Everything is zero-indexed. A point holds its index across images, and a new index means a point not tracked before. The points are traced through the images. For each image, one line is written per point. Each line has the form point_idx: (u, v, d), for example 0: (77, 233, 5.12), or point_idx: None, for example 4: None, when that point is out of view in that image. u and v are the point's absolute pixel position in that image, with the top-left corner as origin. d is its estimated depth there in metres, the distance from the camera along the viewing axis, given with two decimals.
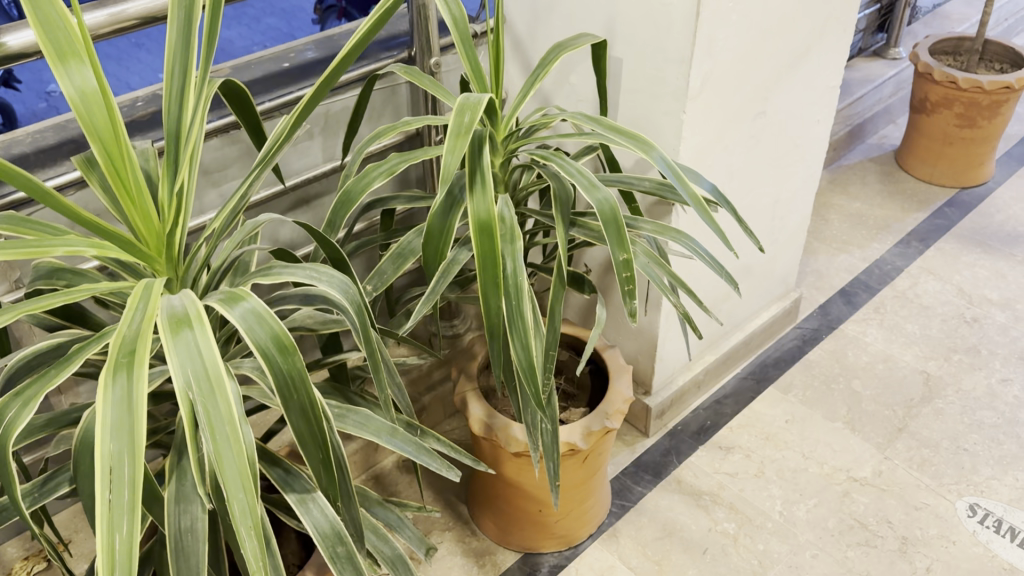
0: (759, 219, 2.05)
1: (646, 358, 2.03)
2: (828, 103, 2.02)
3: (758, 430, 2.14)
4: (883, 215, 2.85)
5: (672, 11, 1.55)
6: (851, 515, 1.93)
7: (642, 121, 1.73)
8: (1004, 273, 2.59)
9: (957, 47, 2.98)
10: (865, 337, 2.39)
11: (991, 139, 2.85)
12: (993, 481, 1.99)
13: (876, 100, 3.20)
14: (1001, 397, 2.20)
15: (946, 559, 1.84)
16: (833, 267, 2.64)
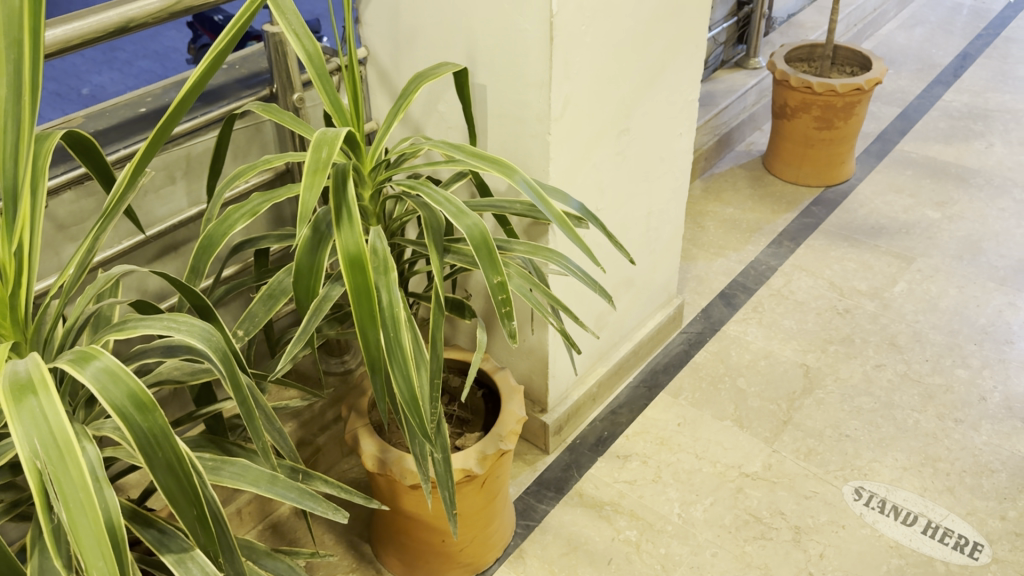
0: (634, 232, 2.11)
1: (539, 377, 2.05)
2: (689, 116, 2.10)
3: (653, 437, 2.18)
4: (755, 218, 2.97)
5: (527, 36, 1.58)
6: (745, 510, 1.99)
7: (511, 145, 1.76)
8: (871, 264, 2.73)
9: (811, 53, 3.15)
10: (746, 336, 2.48)
11: (849, 139, 3.02)
12: (874, 463, 2.09)
13: (741, 109, 3.35)
14: (876, 381, 2.31)
15: (837, 543, 1.92)
16: (712, 271, 2.74)
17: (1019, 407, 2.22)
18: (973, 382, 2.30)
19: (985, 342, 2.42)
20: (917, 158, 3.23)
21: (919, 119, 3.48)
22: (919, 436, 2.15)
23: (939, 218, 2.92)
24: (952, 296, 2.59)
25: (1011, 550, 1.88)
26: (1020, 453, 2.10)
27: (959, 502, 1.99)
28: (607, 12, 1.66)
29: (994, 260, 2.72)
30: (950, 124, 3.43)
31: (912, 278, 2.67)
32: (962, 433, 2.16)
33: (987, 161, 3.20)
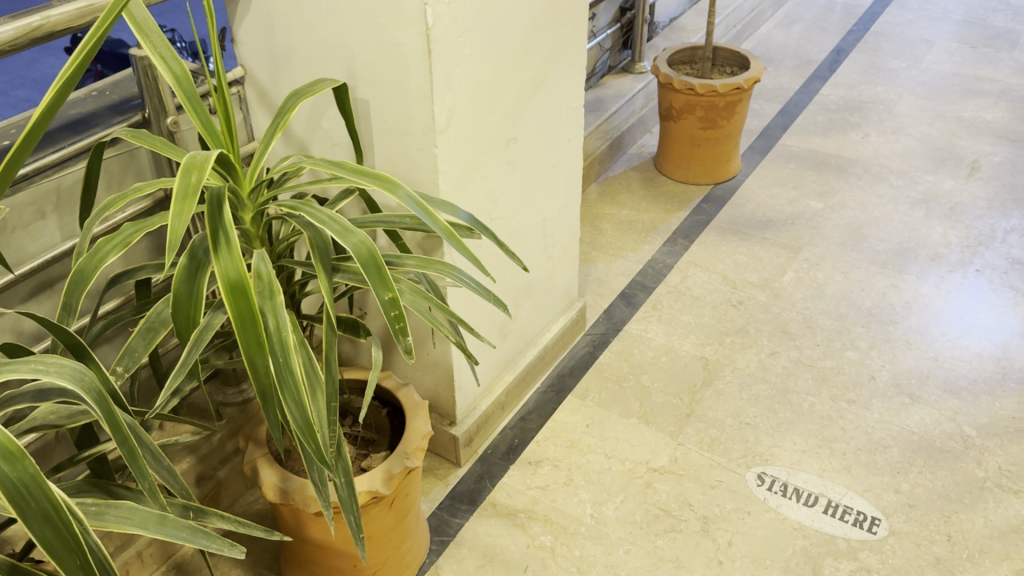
0: (529, 240, 2.12)
1: (446, 391, 2.02)
2: (576, 123, 2.14)
3: (562, 441, 2.20)
4: (650, 218, 3.04)
5: (405, 50, 1.56)
6: (655, 504, 2.03)
7: (397, 160, 1.73)
8: (761, 256, 2.83)
9: (692, 56, 3.25)
10: (647, 334, 2.53)
11: (733, 137, 3.12)
12: (774, 448, 2.16)
13: (630, 113, 3.42)
14: (771, 368, 2.40)
15: (743, 530, 1.97)
16: (612, 273, 2.78)
17: (906, 383, 2.33)
18: (862, 363, 2.40)
19: (871, 324, 2.53)
20: (799, 152, 3.37)
21: (799, 114, 3.63)
22: (815, 418, 2.24)
23: (822, 208, 3.05)
24: (838, 282, 2.70)
25: (906, 521, 1.97)
26: (908, 427, 2.20)
27: (856, 480, 2.07)
28: (485, 23, 1.65)
29: (875, 245, 2.86)
30: (828, 118, 3.59)
31: (800, 267, 2.77)
32: (855, 413, 2.25)
33: (863, 151, 3.36)
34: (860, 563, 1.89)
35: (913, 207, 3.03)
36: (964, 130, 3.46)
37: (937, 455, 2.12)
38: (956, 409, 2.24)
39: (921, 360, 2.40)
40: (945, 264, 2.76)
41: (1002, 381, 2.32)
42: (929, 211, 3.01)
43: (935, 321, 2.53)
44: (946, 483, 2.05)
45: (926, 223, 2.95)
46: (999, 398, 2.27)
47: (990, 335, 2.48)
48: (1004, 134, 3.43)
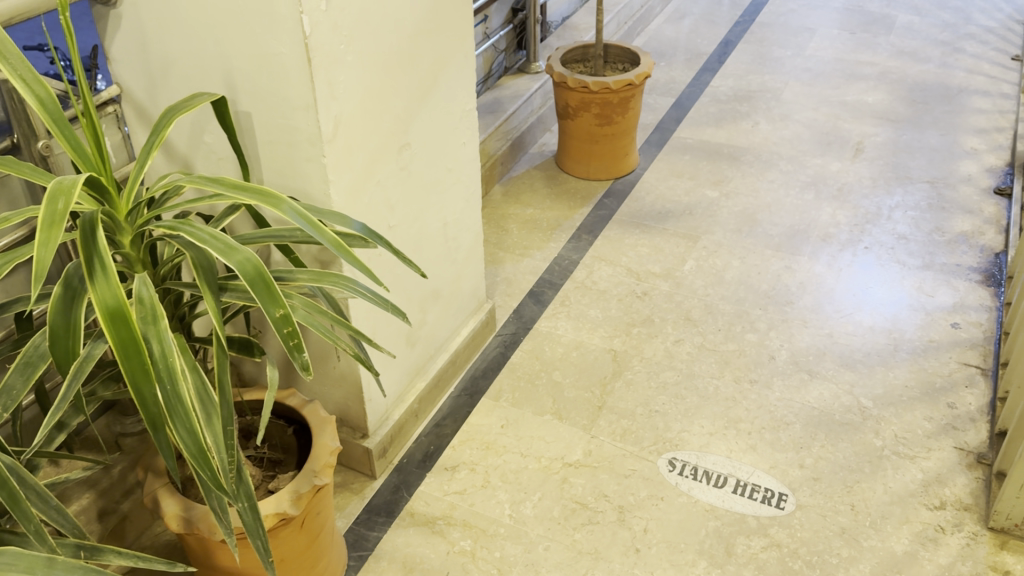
0: (431, 246, 2.07)
1: (355, 404, 1.98)
2: (471, 125, 2.09)
3: (477, 443, 2.19)
4: (554, 215, 3.07)
5: (283, 59, 1.53)
6: (572, 499, 2.04)
7: (285, 172, 1.69)
8: (662, 247, 2.89)
9: (585, 54, 3.30)
10: (557, 331, 2.55)
11: (629, 131, 3.18)
12: (683, 433, 2.21)
13: (529, 113, 3.44)
14: (677, 356, 2.45)
15: (658, 516, 1.99)
16: (519, 273, 2.80)
17: (804, 360, 2.42)
18: (762, 344, 2.48)
19: (769, 306, 2.62)
20: (693, 144, 3.46)
21: (691, 107, 3.73)
22: (720, 401, 2.30)
23: (717, 196, 3.14)
24: (735, 267, 2.79)
25: (812, 494, 2.02)
26: (809, 403, 2.28)
27: (762, 458, 2.13)
28: (368, 29, 1.62)
29: (768, 229, 2.96)
30: (719, 109, 3.70)
31: (699, 255, 2.85)
32: (758, 392, 2.32)
33: (754, 139, 3.47)
34: (771, 538, 1.93)
35: (803, 190, 3.15)
36: (848, 113, 3.61)
37: (837, 428, 2.19)
38: (853, 382, 2.33)
39: (817, 337, 2.49)
40: (835, 244, 2.87)
41: (894, 352, 2.43)
42: (818, 193, 3.13)
43: (829, 299, 2.63)
44: (848, 454, 2.12)
45: (815, 205, 3.07)
46: (891, 367, 2.37)
47: (881, 309, 2.59)
48: (884, 115, 3.59)
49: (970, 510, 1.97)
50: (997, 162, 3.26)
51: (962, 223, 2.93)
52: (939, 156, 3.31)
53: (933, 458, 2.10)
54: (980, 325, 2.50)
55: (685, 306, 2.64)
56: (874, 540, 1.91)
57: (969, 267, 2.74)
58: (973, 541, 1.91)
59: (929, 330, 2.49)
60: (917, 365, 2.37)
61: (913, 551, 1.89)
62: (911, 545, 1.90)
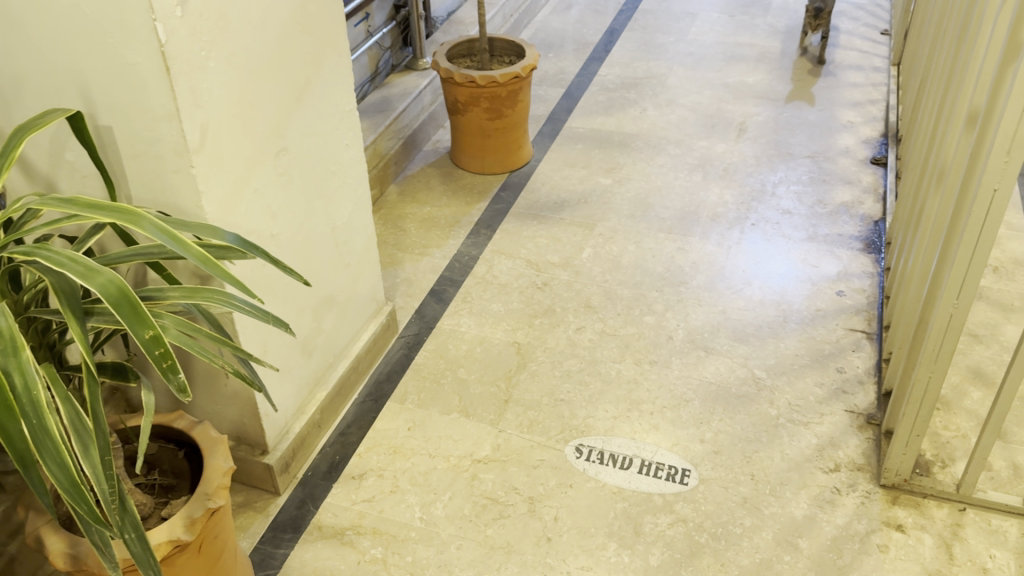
0: (320, 252, 2.02)
1: (252, 420, 1.92)
2: (352, 125, 2.05)
3: (384, 448, 2.15)
4: (451, 212, 3.05)
5: (140, 69, 1.46)
6: (482, 495, 2.03)
7: (154, 186, 1.62)
8: (559, 237, 2.91)
9: (470, 48, 3.28)
10: (460, 328, 2.53)
11: (520, 124, 3.18)
12: (589, 419, 2.23)
13: (420, 109, 3.41)
14: (579, 343, 2.47)
15: (567, 504, 2.00)
16: (419, 272, 2.77)
17: (700, 337, 2.48)
18: (660, 325, 2.53)
19: (665, 288, 2.67)
20: (585, 133, 3.50)
21: (581, 96, 3.77)
22: (622, 384, 2.33)
23: (610, 183, 3.18)
24: (631, 252, 2.83)
25: (714, 468, 2.07)
26: (707, 378, 2.34)
27: (665, 437, 2.17)
28: (230, 33, 1.57)
29: (660, 213, 3.02)
30: (608, 97, 3.75)
31: (596, 242, 2.88)
32: (658, 372, 2.37)
33: (643, 126, 3.53)
34: (677, 515, 1.96)
35: (692, 172, 3.23)
36: (731, 95, 3.72)
37: (734, 401, 2.26)
38: (747, 355, 2.40)
39: (711, 314, 2.56)
40: (724, 222, 2.95)
41: (784, 323, 2.51)
42: (706, 174, 3.21)
43: (722, 277, 2.71)
44: (745, 425, 2.19)
45: (703, 186, 3.15)
46: (782, 338, 2.46)
47: (771, 282, 2.67)
48: (765, 95, 3.71)
49: (863, 469, 2.05)
50: (872, 133, 3.40)
51: (842, 194, 3.06)
52: (818, 131, 3.44)
53: (826, 423, 2.18)
54: (863, 291, 2.61)
55: (595, 288, 2.68)
56: (775, 507, 1.97)
57: (850, 236, 2.86)
58: (867, 499, 1.98)
59: (816, 300, 2.59)
60: (807, 335, 2.46)
61: (812, 514, 1.95)
62: (810, 509, 1.96)
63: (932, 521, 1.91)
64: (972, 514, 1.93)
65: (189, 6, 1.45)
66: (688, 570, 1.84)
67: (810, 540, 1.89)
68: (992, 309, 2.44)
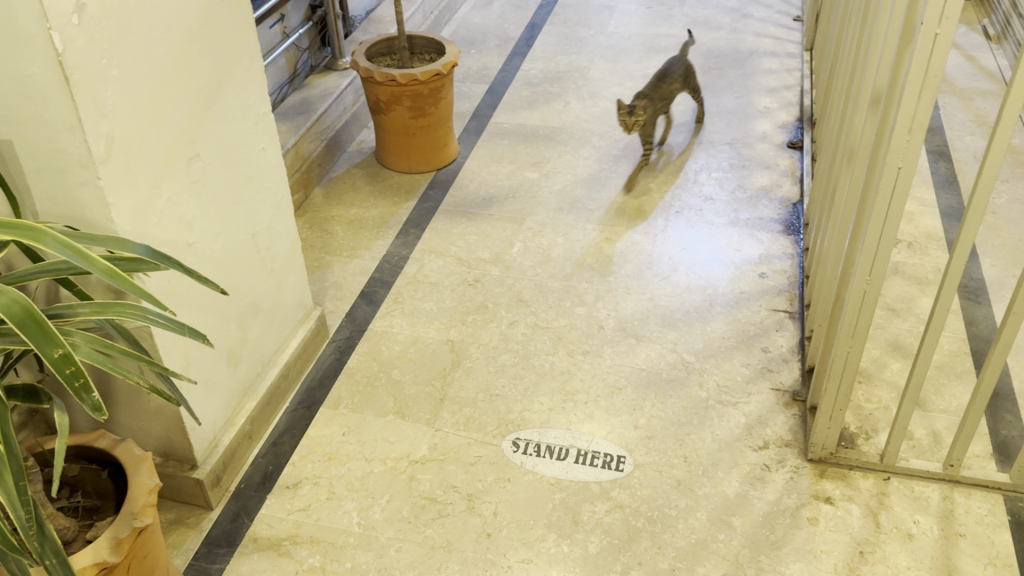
0: (240, 259, 1.99)
1: (178, 434, 1.88)
2: (267, 128, 2.01)
3: (319, 455, 2.13)
4: (378, 213, 3.02)
5: (37, 80, 1.41)
6: (420, 495, 2.02)
7: (61, 200, 1.56)
8: (489, 233, 2.92)
9: (390, 47, 3.25)
10: (392, 329, 2.51)
11: (444, 121, 3.17)
12: (525, 413, 2.23)
13: (342, 110, 3.37)
14: (512, 337, 2.48)
15: (505, 498, 2.01)
16: (348, 275, 2.74)
17: (630, 325, 2.51)
18: (591, 316, 2.55)
19: (595, 278, 2.70)
20: (510, 128, 3.51)
21: (505, 92, 3.77)
22: (556, 375, 2.35)
23: (537, 177, 3.20)
24: (560, 245, 2.85)
25: (648, 453, 2.11)
26: (638, 365, 2.37)
27: (600, 425, 2.20)
28: (132, 40, 1.53)
29: (588, 205, 3.04)
30: (531, 92, 3.76)
31: (525, 237, 2.89)
32: (591, 362, 2.39)
33: (567, 119, 3.56)
34: (614, 501, 1.99)
35: (616, 163, 3.27)
36: None
37: (665, 386, 2.30)
38: (676, 340, 2.45)
39: (640, 302, 2.60)
40: (649, 211, 3.00)
41: (711, 307, 2.56)
42: (630, 164, 3.25)
43: (649, 265, 2.75)
44: (677, 409, 2.23)
45: (628, 176, 3.19)
46: (709, 322, 2.51)
47: (697, 268, 2.73)
48: None
49: (791, 445, 2.11)
50: (788, 118, 3.50)
51: (761, 179, 3.14)
52: (737, 118, 3.51)
53: (753, 402, 2.23)
54: (784, 273, 2.68)
55: (488, 298, 2.63)
56: (708, 487, 2.01)
57: (770, 219, 2.93)
58: (796, 473, 2.03)
59: (740, 283, 2.65)
60: (732, 317, 2.52)
61: (744, 492, 2.00)
62: (741, 487, 2.01)
63: (859, 492, 1.97)
64: (896, 482, 2.00)
65: (86, 12, 1.41)
66: (627, 556, 1.87)
67: (743, 518, 1.94)
68: (908, 283, 2.53)
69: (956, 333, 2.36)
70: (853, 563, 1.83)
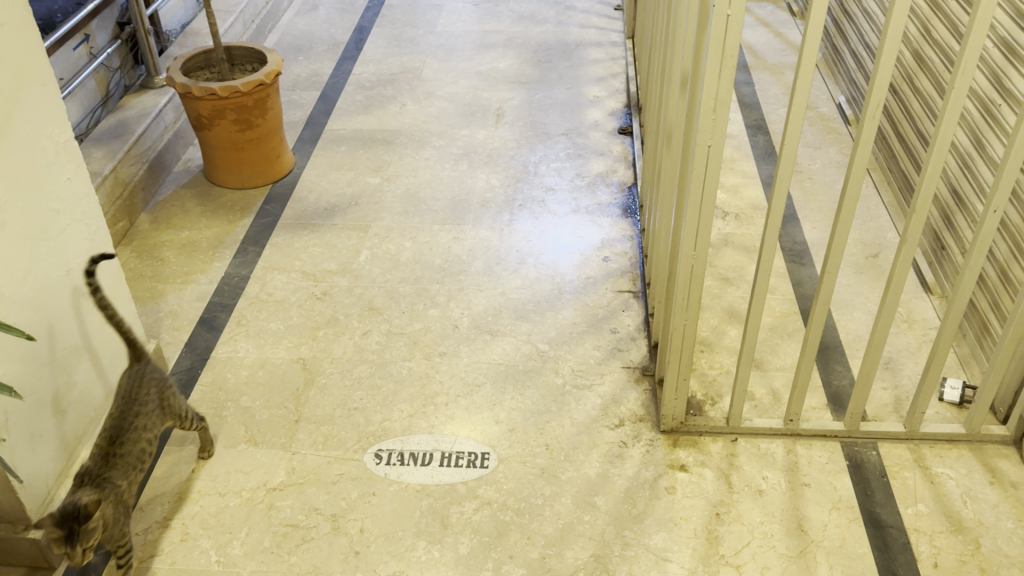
0: (56, 299, 1.85)
1: (5, 495, 1.74)
2: (71, 157, 1.88)
3: (168, 495, 2.02)
4: (213, 233, 2.90)
5: None
6: (282, 523, 1.95)
7: None
8: (333, 243, 2.85)
9: (207, 60, 3.12)
10: (238, 354, 2.42)
11: (274, 132, 3.07)
12: (386, 423, 2.20)
13: (163, 129, 3.20)
14: (367, 348, 2.43)
15: (371, 513, 1.97)
16: (186, 302, 2.61)
17: (484, 321, 2.52)
18: (445, 316, 2.54)
19: (446, 279, 2.69)
20: (347, 134, 3.44)
21: (338, 97, 3.70)
22: (414, 381, 2.32)
23: (379, 182, 3.15)
24: (408, 248, 2.82)
25: (510, 446, 2.12)
26: (495, 359, 2.39)
27: (462, 425, 2.19)
28: None
29: (432, 205, 3.03)
30: (365, 96, 3.71)
31: (372, 244, 2.85)
32: (448, 363, 2.38)
33: (404, 120, 3.53)
34: (481, 499, 1.99)
35: (457, 161, 3.27)
36: (485, 82, 3.80)
37: (522, 377, 2.32)
38: (530, 331, 2.48)
39: (492, 297, 2.61)
40: (494, 207, 3.02)
41: (560, 295, 2.61)
42: (471, 161, 3.27)
43: (497, 260, 2.77)
44: (535, 399, 2.26)
45: (470, 174, 3.20)
46: (559, 309, 2.56)
47: (544, 258, 2.77)
48: (517, 78, 3.82)
49: (644, 419, 2.18)
50: (616, 105, 3.61)
51: (597, 165, 3.23)
52: (569, 108, 3.59)
53: (607, 382, 2.30)
54: (626, 255, 2.77)
55: (341, 311, 2.57)
56: (570, 471, 2.05)
57: (608, 204, 3.02)
58: (652, 446, 2.10)
59: (585, 269, 2.72)
60: (581, 303, 2.58)
61: (604, 471, 2.05)
62: (602, 466, 2.06)
63: (710, 456, 2.07)
64: (743, 442, 2.10)
65: None
66: (498, 551, 1.88)
67: (606, 497, 1.99)
68: (738, 253, 2.67)
69: (785, 295, 2.51)
70: (711, 525, 1.91)
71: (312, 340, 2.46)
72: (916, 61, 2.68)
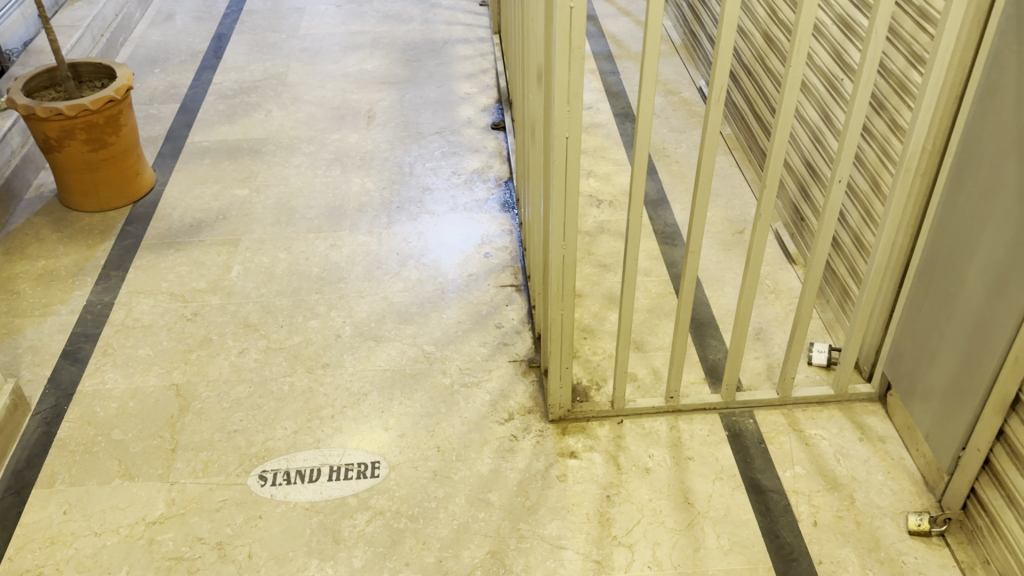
0: None
1: None
2: None
3: (38, 543, 1.90)
4: (72, 260, 2.75)
5: None
6: (165, 557, 1.87)
7: None
8: (202, 261, 2.75)
9: (52, 78, 2.95)
10: (105, 386, 2.30)
11: (131, 150, 2.94)
12: (270, 442, 2.14)
13: (9, 155, 3.01)
14: (245, 367, 2.36)
15: (259, 537, 1.92)
16: (45, 335, 2.46)
17: (367, 328, 2.49)
18: (326, 326, 2.49)
19: (325, 288, 2.64)
20: (211, 146, 3.33)
21: (199, 109, 3.57)
22: (297, 396, 2.26)
23: (247, 194, 3.06)
24: (283, 260, 2.75)
25: (400, 452, 2.10)
26: (380, 366, 2.36)
27: (350, 436, 2.16)
28: None
29: (305, 214, 2.97)
30: (228, 105, 3.59)
31: (244, 258, 2.76)
32: (331, 374, 2.33)
33: (270, 128, 3.44)
34: (373, 509, 1.97)
35: (329, 166, 3.21)
36: (353, 84, 3.74)
37: (409, 381, 2.30)
38: (414, 334, 2.46)
39: (374, 303, 2.58)
40: (371, 211, 2.98)
41: (443, 295, 2.60)
42: (344, 166, 3.21)
43: (378, 265, 2.73)
44: (423, 402, 2.24)
45: (344, 179, 3.15)
46: (443, 309, 2.55)
47: (425, 259, 2.76)
48: (385, 79, 3.78)
49: (533, 411, 2.20)
50: (487, 101, 3.62)
51: (472, 162, 3.23)
52: (440, 106, 3.58)
53: (494, 377, 2.30)
54: (505, 249, 2.78)
55: (216, 331, 2.48)
56: (463, 471, 2.05)
57: (486, 200, 3.03)
58: (541, 437, 2.12)
59: (466, 267, 2.71)
60: (464, 301, 2.58)
61: (496, 467, 2.05)
62: (493, 462, 2.07)
63: (598, 441, 2.10)
64: (628, 424, 2.15)
65: None
66: (393, 560, 1.86)
67: (499, 492, 1.99)
68: (613, 239, 2.72)
69: (659, 276, 2.58)
70: (602, 508, 1.95)
71: (186, 364, 2.37)
72: (766, 42, 2.79)
